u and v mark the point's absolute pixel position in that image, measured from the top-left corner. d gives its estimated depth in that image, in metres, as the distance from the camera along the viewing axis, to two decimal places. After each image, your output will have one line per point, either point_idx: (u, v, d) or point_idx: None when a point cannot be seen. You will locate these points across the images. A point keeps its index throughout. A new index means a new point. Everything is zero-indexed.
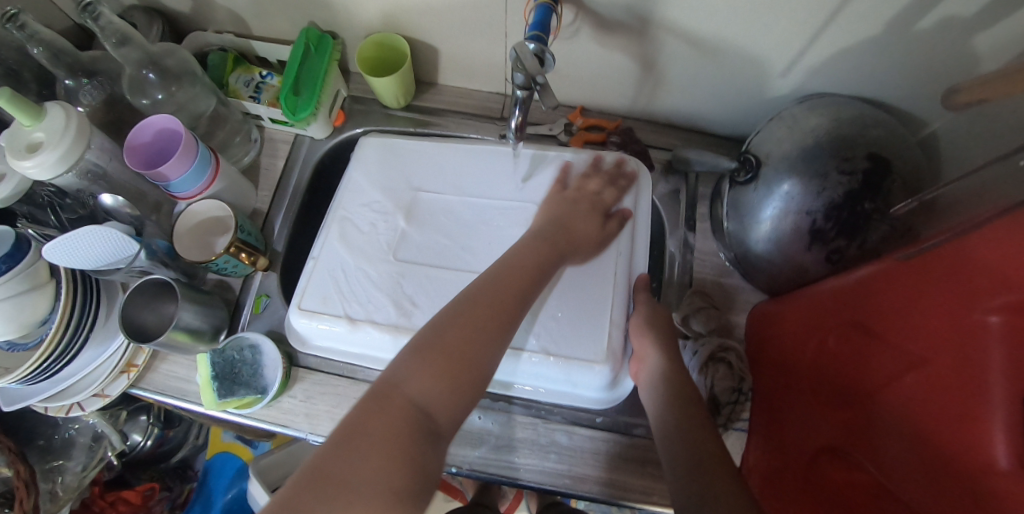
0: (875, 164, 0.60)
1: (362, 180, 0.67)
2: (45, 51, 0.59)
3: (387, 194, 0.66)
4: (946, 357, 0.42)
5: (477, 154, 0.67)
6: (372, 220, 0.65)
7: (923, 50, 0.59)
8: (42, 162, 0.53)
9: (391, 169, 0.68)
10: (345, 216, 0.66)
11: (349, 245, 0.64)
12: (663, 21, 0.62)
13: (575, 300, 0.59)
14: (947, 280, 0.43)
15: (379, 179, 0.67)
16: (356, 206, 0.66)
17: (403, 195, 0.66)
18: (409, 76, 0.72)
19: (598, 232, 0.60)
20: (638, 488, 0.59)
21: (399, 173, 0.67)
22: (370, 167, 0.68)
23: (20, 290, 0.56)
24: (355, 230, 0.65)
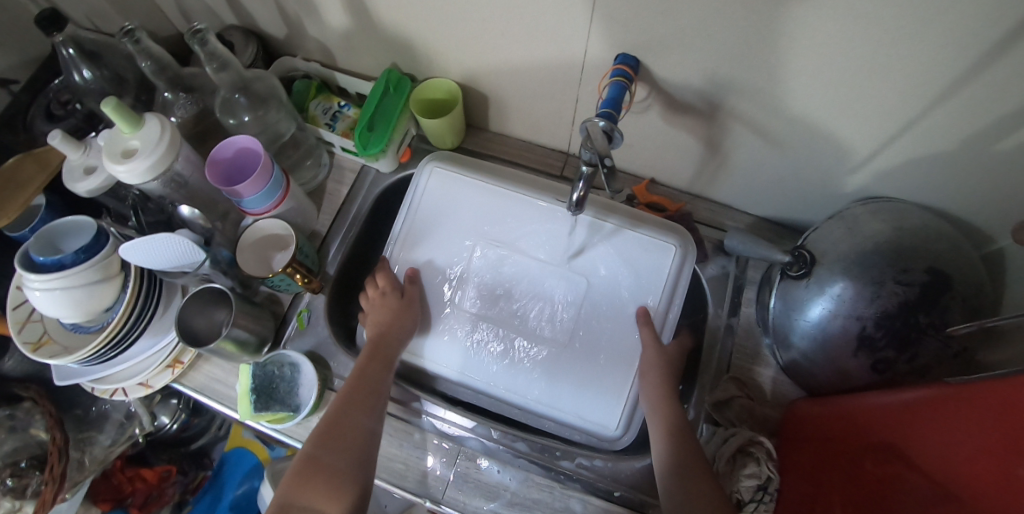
0: (934, 278, 0.59)
1: (431, 217, 0.69)
2: (151, 65, 0.63)
3: (453, 237, 0.68)
4: (982, 505, 0.39)
5: (535, 210, 0.67)
6: (441, 261, 0.68)
7: (1001, 170, 0.56)
8: (133, 169, 0.57)
9: (460, 208, 0.69)
10: (418, 253, 0.69)
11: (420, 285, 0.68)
12: (733, 109, 0.63)
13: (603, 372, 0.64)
14: (1001, 423, 0.40)
15: (448, 219, 0.69)
16: (425, 249, 0.69)
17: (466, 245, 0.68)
18: (460, 120, 0.75)
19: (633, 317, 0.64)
20: None
21: (465, 218, 0.68)
22: (438, 202, 0.69)
23: (92, 280, 0.59)
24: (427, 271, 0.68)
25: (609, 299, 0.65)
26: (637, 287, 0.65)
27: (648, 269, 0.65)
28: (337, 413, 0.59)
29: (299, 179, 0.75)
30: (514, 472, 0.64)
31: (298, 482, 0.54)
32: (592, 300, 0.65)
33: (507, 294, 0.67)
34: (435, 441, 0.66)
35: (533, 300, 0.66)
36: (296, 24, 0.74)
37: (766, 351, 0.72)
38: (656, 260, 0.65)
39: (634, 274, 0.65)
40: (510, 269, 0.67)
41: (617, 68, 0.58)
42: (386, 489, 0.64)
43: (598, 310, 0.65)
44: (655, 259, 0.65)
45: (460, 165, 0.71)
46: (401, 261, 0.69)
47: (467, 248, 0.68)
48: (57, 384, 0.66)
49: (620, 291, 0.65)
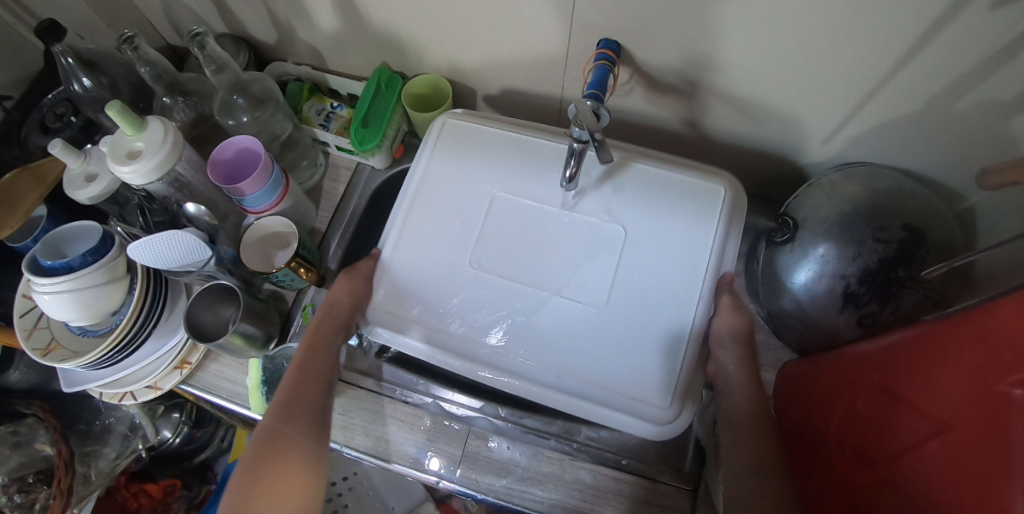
0: (910, 234, 0.62)
1: (432, 174, 0.65)
2: (150, 70, 0.66)
3: (457, 193, 0.64)
4: (969, 425, 0.42)
5: (543, 163, 0.64)
6: (439, 213, 0.64)
7: (964, 127, 0.60)
8: (139, 169, 0.58)
9: (467, 166, 0.65)
10: (416, 206, 0.64)
11: (416, 237, 0.63)
12: (710, 86, 0.66)
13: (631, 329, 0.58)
14: (976, 350, 0.44)
15: (454, 177, 0.65)
16: (422, 204, 0.64)
17: (471, 204, 0.63)
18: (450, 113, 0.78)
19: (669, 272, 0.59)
20: None
21: (470, 178, 0.64)
22: (444, 160, 0.66)
23: (100, 282, 0.60)
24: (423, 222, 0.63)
25: (653, 267, 0.59)
26: (683, 256, 0.59)
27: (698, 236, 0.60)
28: (290, 389, 0.58)
29: (296, 178, 0.77)
30: (523, 449, 0.66)
31: (262, 460, 0.53)
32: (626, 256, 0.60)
33: (512, 252, 0.61)
34: (443, 422, 0.67)
35: (542, 249, 0.61)
36: (287, 29, 0.77)
37: (758, 316, 0.75)
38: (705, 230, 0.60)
39: (679, 241, 0.60)
40: (518, 223, 0.62)
41: (600, 53, 0.61)
42: (400, 472, 0.66)
43: (636, 280, 0.59)
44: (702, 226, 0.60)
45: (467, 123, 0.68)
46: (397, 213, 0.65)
47: (475, 206, 0.63)
48: (66, 390, 0.66)
49: (646, 258, 0.60)
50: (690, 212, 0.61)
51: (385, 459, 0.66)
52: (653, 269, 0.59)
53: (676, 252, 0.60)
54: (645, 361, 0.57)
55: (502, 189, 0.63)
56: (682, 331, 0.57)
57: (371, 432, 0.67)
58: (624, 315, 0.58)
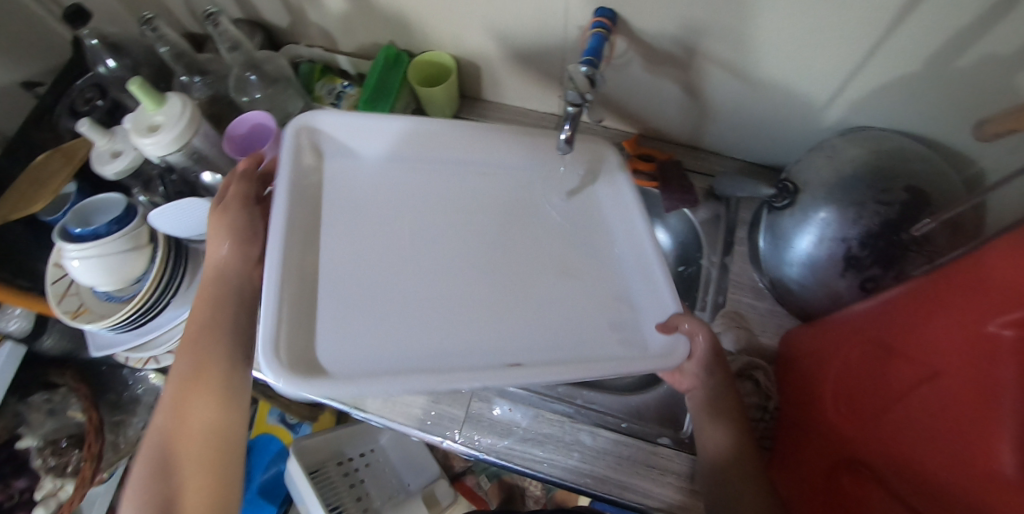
0: (913, 196, 0.62)
1: (382, 321, 0.53)
2: (170, 50, 0.70)
3: (515, 309, 0.57)
4: (957, 371, 0.42)
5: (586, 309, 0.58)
6: (337, 286, 0.54)
7: (966, 86, 0.60)
8: (159, 141, 0.62)
9: (473, 348, 0.53)
10: (272, 286, 0.50)
11: (382, 235, 0.59)
12: (708, 53, 0.66)
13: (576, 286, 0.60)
14: (964, 296, 0.44)
15: (443, 347, 0.53)
16: (325, 281, 0.54)
17: (449, 302, 0.56)
18: (455, 89, 0.80)
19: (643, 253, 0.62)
20: (639, 489, 0.63)
21: (461, 333, 0.54)
22: (488, 352, 0.53)
23: (123, 249, 0.64)
24: (364, 292, 0.55)
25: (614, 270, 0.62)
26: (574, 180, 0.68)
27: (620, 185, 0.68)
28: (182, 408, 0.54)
29: None
30: (522, 412, 0.67)
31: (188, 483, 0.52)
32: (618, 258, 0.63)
33: (491, 262, 0.60)
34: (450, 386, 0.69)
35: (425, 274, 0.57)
36: (299, 12, 0.80)
37: (760, 284, 0.75)
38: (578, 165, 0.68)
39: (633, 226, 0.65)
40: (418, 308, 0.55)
41: (597, 21, 0.62)
42: (405, 432, 0.68)
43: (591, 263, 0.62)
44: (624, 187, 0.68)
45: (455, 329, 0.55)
46: (266, 322, 0.48)
47: (560, 285, 0.60)
48: (95, 354, 0.70)
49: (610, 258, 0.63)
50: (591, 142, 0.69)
51: (392, 420, 0.68)
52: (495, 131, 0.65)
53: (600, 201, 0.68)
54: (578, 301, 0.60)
55: (613, 296, 0.60)
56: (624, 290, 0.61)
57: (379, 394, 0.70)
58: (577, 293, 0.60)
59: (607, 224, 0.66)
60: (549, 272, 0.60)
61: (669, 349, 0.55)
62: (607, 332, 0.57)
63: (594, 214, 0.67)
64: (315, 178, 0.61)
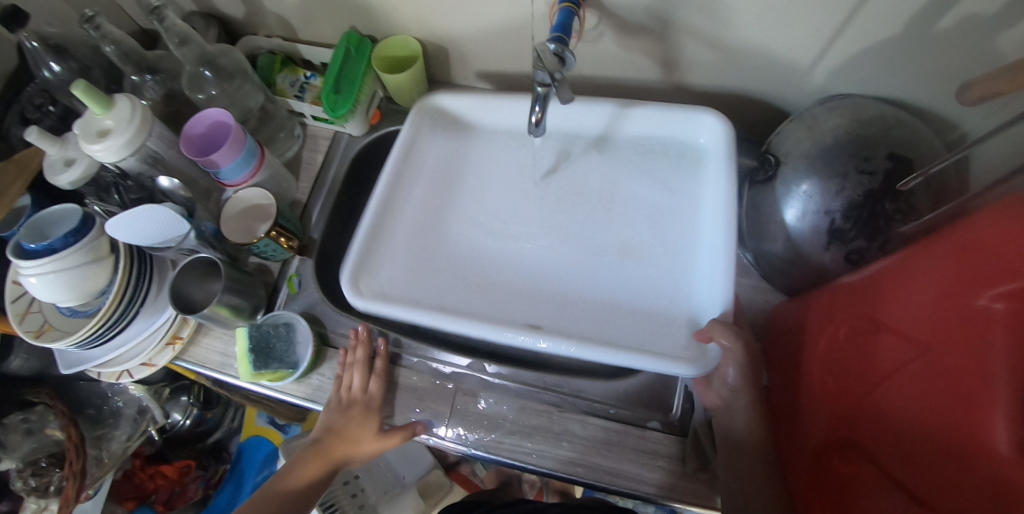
0: (896, 164, 0.61)
1: (446, 280, 0.67)
2: (115, 49, 0.66)
3: (555, 302, 0.65)
4: (948, 346, 0.42)
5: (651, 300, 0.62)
6: (419, 243, 0.70)
7: (947, 48, 0.58)
8: (109, 147, 0.59)
9: (510, 308, 0.64)
10: (372, 220, 0.67)
11: (474, 221, 0.72)
12: (682, 24, 0.64)
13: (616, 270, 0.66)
14: (955, 271, 0.43)
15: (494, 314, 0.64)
16: (408, 225, 0.70)
17: (503, 288, 0.66)
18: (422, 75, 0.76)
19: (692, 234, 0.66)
20: (630, 475, 0.62)
21: (506, 310, 0.64)
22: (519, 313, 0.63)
23: (83, 262, 0.61)
24: (448, 256, 0.69)
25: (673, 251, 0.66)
26: (637, 148, 0.72)
27: (718, 159, 0.66)
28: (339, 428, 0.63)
29: (274, 150, 0.77)
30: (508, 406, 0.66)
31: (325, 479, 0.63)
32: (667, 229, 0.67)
33: (548, 255, 0.68)
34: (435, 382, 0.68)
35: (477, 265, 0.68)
36: (253, 0, 0.76)
37: (746, 261, 0.74)
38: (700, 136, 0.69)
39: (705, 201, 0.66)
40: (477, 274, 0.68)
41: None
42: (390, 432, 0.67)
43: (650, 240, 0.67)
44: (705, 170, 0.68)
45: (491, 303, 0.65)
46: (381, 266, 0.66)
47: (620, 264, 0.66)
48: (65, 372, 0.68)
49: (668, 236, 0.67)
50: (645, 113, 0.69)
51: (376, 420, 0.66)
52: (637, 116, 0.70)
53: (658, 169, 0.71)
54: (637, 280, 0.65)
55: (668, 284, 0.64)
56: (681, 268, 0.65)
57: None
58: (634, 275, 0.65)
59: (697, 201, 0.68)
60: (608, 251, 0.67)
61: (700, 357, 0.57)
62: (642, 316, 0.62)
63: (680, 191, 0.69)
64: (424, 140, 0.74)
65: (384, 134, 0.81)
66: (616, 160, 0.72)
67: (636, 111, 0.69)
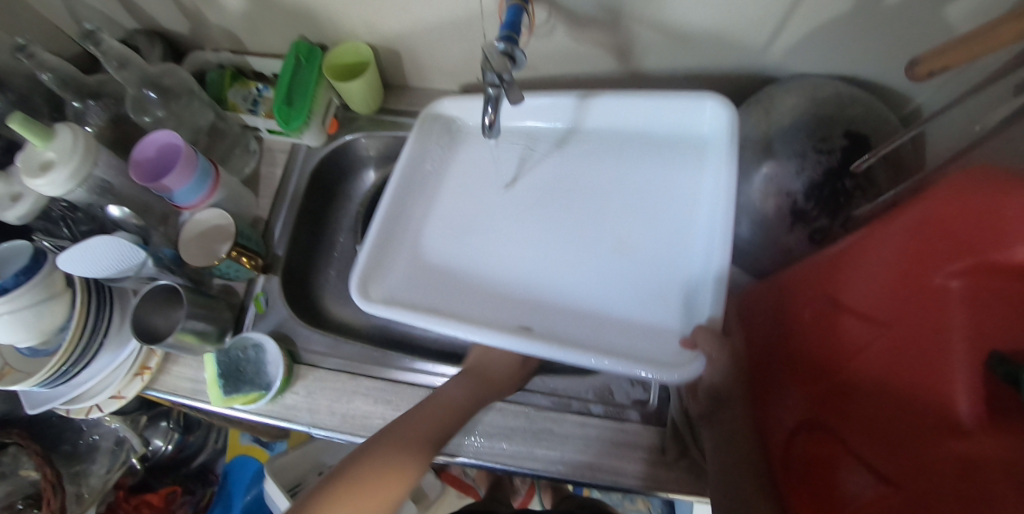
0: (853, 141, 0.61)
1: (437, 286, 0.64)
2: (53, 77, 0.63)
3: (546, 297, 0.63)
4: (908, 324, 0.43)
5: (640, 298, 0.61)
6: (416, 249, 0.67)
7: (895, 22, 0.58)
8: (54, 180, 0.57)
9: (509, 307, 0.62)
10: (374, 224, 0.66)
11: (475, 228, 0.69)
12: (633, 14, 0.63)
13: (602, 265, 0.64)
14: (909, 250, 0.44)
15: (489, 315, 0.61)
16: (413, 235, 0.68)
17: (499, 287, 0.64)
18: (377, 80, 0.75)
19: (688, 226, 0.63)
20: (610, 468, 0.62)
21: (502, 308, 0.62)
22: (521, 311, 0.62)
23: (38, 300, 0.58)
24: (441, 257, 0.67)
25: (673, 242, 0.63)
26: (628, 143, 0.70)
27: (721, 147, 0.63)
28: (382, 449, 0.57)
29: (230, 169, 0.75)
30: (487, 411, 0.66)
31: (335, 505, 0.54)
32: (668, 220, 0.65)
33: (545, 255, 0.66)
34: (410, 391, 0.67)
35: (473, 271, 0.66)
36: (196, 15, 0.74)
37: None
38: (704, 125, 0.66)
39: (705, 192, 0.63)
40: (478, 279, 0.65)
41: None
42: None
43: (645, 232, 0.65)
44: (710, 160, 0.65)
45: (492, 303, 0.63)
46: (385, 275, 0.65)
47: (611, 262, 0.64)
48: (30, 412, 0.66)
49: (663, 228, 0.64)
50: (604, 104, 0.69)
51: (353, 436, 0.65)
52: (625, 108, 0.68)
53: (657, 159, 0.68)
54: (633, 275, 0.63)
55: (667, 280, 0.61)
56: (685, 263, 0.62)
57: (336, 409, 0.66)
58: (624, 271, 0.63)
59: (699, 190, 0.65)
60: (605, 247, 0.65)
61: (684, 364, 0.55)
62: (637, 318, 0.60)
63: (680, 179, 0.66)
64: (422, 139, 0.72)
65: (343, 144, 0.79)
66: (605, 152, 0.70)
67: (599, 102, 0.69)
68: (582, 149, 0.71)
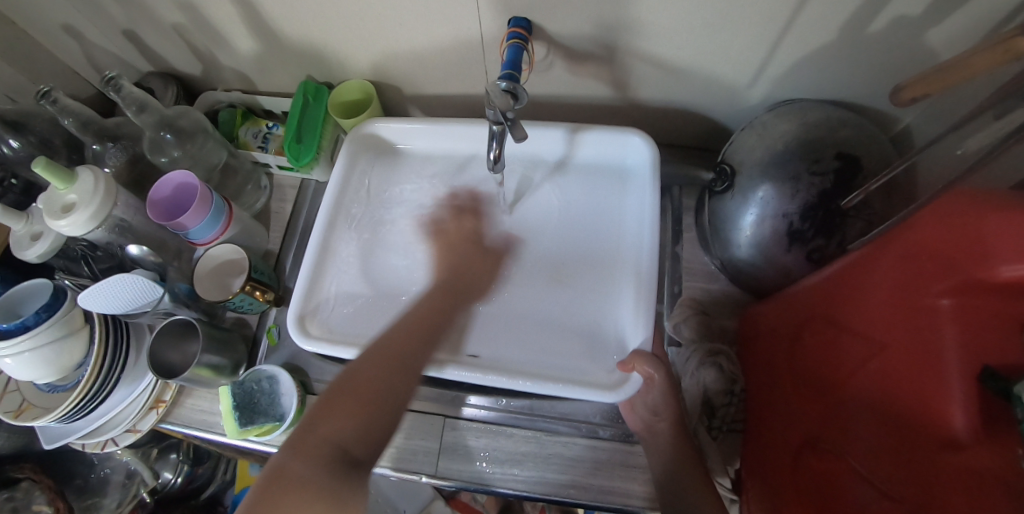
0: (844, 163, 0.63)
1: (391, 317, 0.67)
2: (74, 121, 0.66)
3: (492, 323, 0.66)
4: (903, 343, 0.44)
5: (573, 323, 0.64)
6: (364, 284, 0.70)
7: (881, 49, 0.61)
8: (75, 221, 0.59)
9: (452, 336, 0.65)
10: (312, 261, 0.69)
11: (430, 252, 0.71)
12: (628, 48, 0.66)
13: (541, 291, 0.67)
14: (898, 270, 0.46)
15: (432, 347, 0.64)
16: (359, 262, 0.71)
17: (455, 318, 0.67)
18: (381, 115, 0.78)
19: (617, 251, 0.68)
20: (621, 491, 0.63)
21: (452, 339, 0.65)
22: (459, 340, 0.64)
23: (58, 337, 0.60)
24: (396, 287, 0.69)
25: (602, 267, 0.67)
26: (586, 173, 0.73)
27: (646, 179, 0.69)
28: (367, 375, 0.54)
29: (242, 204, 0.77)
30: (498, 438, 0.67)
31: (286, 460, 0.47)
32: (598, 246, 0.69)
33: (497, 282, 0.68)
34: (423, 418, 0.68)
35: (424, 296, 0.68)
36: (210, 58, 0.77)
37: (713, 267, 0.75)
38: (628, 158, 0.71)
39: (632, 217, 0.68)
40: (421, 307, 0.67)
41: (512, 32, 0.60)
42: (383, 474, 0.67)
43: (583, 258, 0.68)
44: (633, 189, 0.70)
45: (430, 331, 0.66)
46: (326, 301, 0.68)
47: (549, 288, 0.67)
48: (47, 447, 0.67)
49: (599, 254, 0.68)
50: (594, 137, 0.71)
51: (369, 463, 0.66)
52: (607, 143, 0.71)
53: (601, 187, 0.72)
54: (570, 300, 0.66)
55: (598, 303, 0.65)
56: (616, 286, 0.66)
57: None
58: (564, 297, 0.66)
59: (626, 216, 0.69)
60: (545, 277, 0.68)
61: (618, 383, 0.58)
62: (574, 341, 0.63)
63: (612, 207, 0.70)
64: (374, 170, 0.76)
65: None
66: (570, 183, 0.73)
67: (590, 136, 0.71)
68: (550, 183, 0.73)
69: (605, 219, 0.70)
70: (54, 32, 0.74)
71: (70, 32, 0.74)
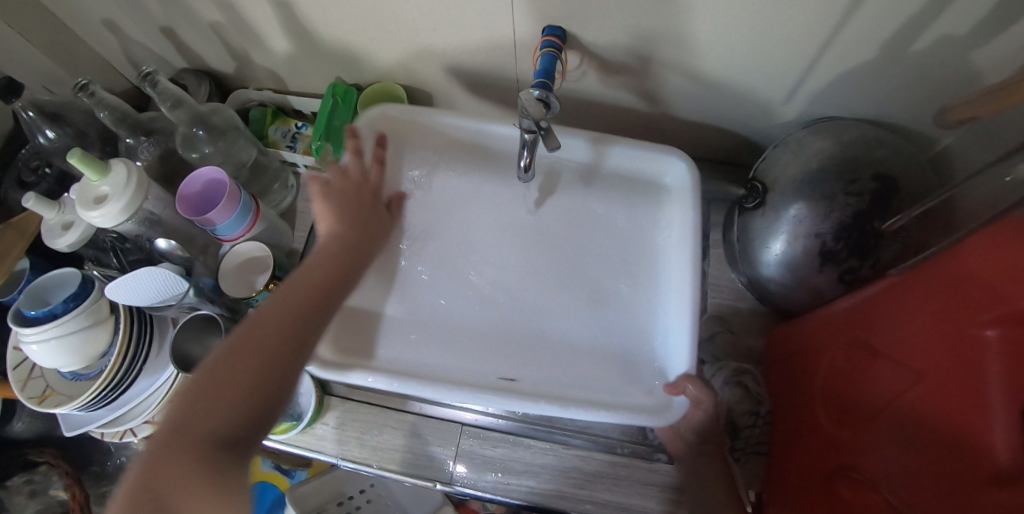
0: (881, 184, 0.62)
1: (417, 335, 0.64)
2: (110, 114, 0.67)
3: (515, 346, 0.64)
4: (947, 372, 0.42)
5: (605, 343, 0.63)
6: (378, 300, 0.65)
7: (924, 69, 0.59)
8: (107, 212, 0.60)
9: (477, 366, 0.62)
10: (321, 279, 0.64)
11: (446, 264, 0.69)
12: (661, 59, 0.65)
13: (573, 307, 0.66)
14: (944, 297, 0.44)
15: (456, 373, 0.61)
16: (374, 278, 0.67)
17: (474, 341, 0.64)
18: None
19: (652, 273, 0.66)
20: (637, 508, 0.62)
21: (480, 364, 0.62)
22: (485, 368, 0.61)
23: (85, 325, 0.61)
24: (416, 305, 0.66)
25: (637, 289, 0.66)
26: (613, 184, 0.71)
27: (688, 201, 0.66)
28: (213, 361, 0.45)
29: (269, 202, 0.78)
30: (515, 449, 0.66)
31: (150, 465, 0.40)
32: (631, 267, 0.67)
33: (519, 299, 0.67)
34: (438, 425, 0.67)
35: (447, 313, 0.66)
36: (243, 56, 0.78)
37: (739, 285, 0.74)
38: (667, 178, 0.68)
39: (673, 235, 0.66)
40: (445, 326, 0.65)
41: (546, 41, 0.60)
42: (398, 479, 0.67)
43: (614, 276, 0.67)
44: (673, 210, 0.68)
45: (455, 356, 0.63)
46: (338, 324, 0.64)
47: (582, 307, 0.66)
48: (66, 434, 0.67)
49: (632, 274, 0.67)
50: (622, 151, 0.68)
51: (386, 466, 0.67)
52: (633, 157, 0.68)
53: (632, 202, 0.70)
54: (602, 321, 0.65)
55: (634, 326, 0.64)
56: (652, 310, 0.65)
57: (366, 442, 0.68)
58: (595, 317, 0.65)
59: (665, 238, 0.68)
60: (580, 293, 0.66)
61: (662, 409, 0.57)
62: (606, 363, 0.62)
63: (650, 227, 0.69)
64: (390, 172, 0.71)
65: None
66: (595, 195, 0.71)
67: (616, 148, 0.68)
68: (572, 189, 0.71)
69: (639, 240, 0.68)
70: (94, 26, 0.76)
71: (109, 26, 0.75)
